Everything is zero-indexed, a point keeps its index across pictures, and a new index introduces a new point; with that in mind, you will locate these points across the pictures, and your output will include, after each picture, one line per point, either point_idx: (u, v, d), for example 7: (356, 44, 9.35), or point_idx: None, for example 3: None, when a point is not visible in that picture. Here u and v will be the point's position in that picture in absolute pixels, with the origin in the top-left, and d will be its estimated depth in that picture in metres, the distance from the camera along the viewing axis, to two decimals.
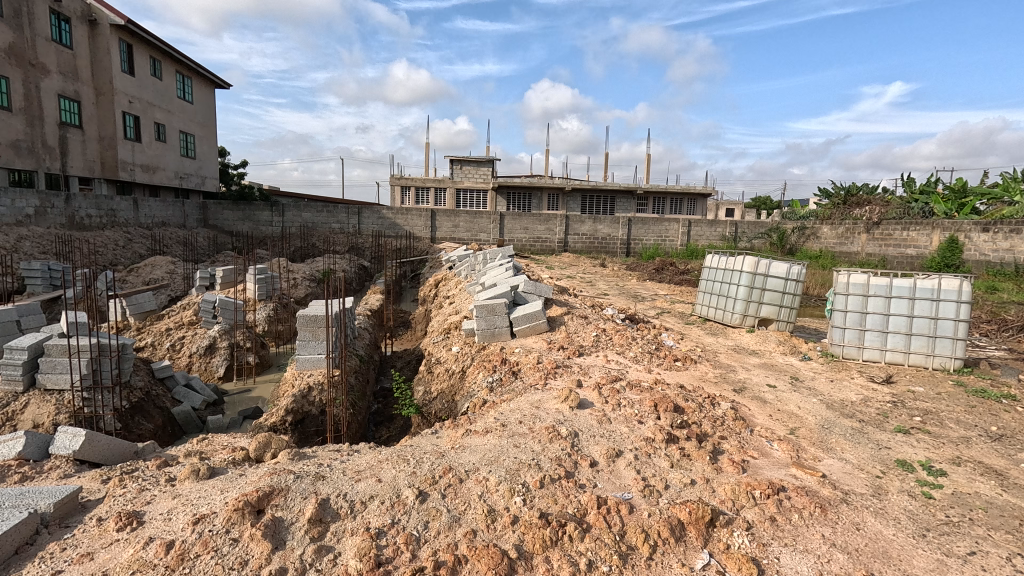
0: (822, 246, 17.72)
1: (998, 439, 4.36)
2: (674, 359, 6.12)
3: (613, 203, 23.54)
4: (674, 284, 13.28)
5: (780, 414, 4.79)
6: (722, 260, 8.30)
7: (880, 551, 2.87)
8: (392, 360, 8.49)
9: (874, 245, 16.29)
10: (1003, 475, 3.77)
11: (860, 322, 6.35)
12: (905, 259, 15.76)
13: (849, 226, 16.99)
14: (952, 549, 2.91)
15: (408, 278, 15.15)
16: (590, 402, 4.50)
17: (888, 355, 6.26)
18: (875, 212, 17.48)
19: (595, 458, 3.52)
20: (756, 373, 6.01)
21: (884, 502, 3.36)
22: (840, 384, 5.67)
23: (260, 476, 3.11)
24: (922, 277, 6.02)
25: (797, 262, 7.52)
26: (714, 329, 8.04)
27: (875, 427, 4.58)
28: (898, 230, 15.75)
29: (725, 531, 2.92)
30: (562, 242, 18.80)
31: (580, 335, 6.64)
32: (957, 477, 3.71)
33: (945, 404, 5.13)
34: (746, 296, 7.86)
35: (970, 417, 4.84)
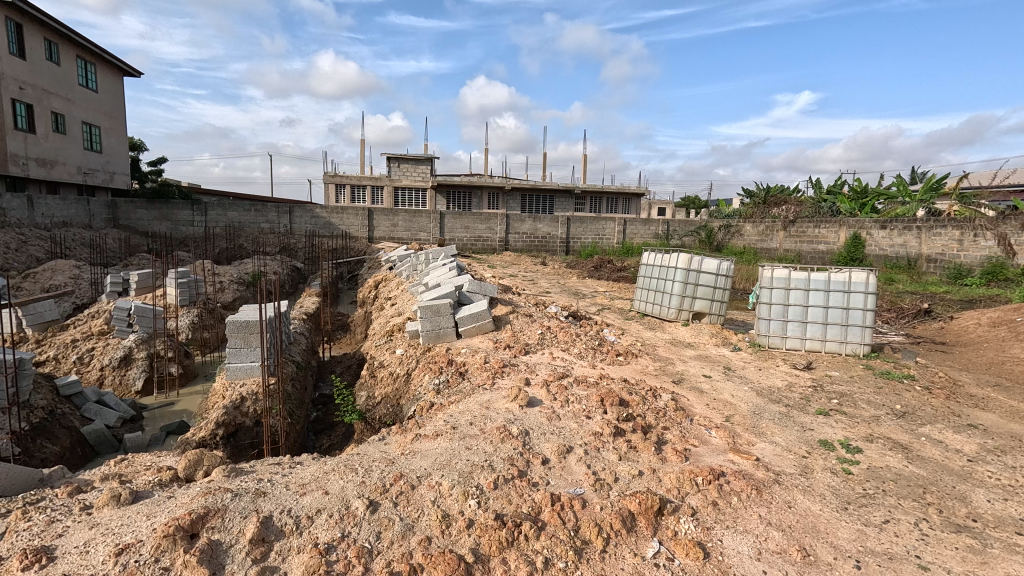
0: (745, 243, 19.04)
1: (902, 416, 4.84)
2: (616, 354, 6.31)
3: (552, 203, 24.01)
4: (612, 281, 13.75)
5: (716, 402, 5.06)
6: (658, 257, 8.65)
7: (809, 526, 3.09)
8: (332, 366, 8.17)
9: (790, 242, 17.63)
10: (909, 449, 4.17)
11: (783, 314, 6.83)
12: (817, 255, 17.06)
13: (769, 225, 18.37)
14: (869, 519, 3.18)
15: (346, 280, 14.65)
16: (539, 400, 4.51)
17: (808, 343, 6.75)
18: (790, 212, 18.90)
19: (546, 455, 3.55)
20: (693, 364, 6.31)
21: (811, 480, 3.63)
22: (767, 371, 6.08)
23: (192, 497, 2.86)
24: (835, 271, 6.58)
25: (727, 258, 7.96)
26: (652, 323, 8.35)
27: (800, 410, 4.94)
28: (811, 228, 17.09)
29: (672, 518, 3.04)
30: (503, 240, 18.87)
31: (526, 333, 6.69)
32: (870, 453, 4.07)
33: (858, 386, 5.63)
34: (681, 291, 8.23)
35: (878, 397, 5.34)
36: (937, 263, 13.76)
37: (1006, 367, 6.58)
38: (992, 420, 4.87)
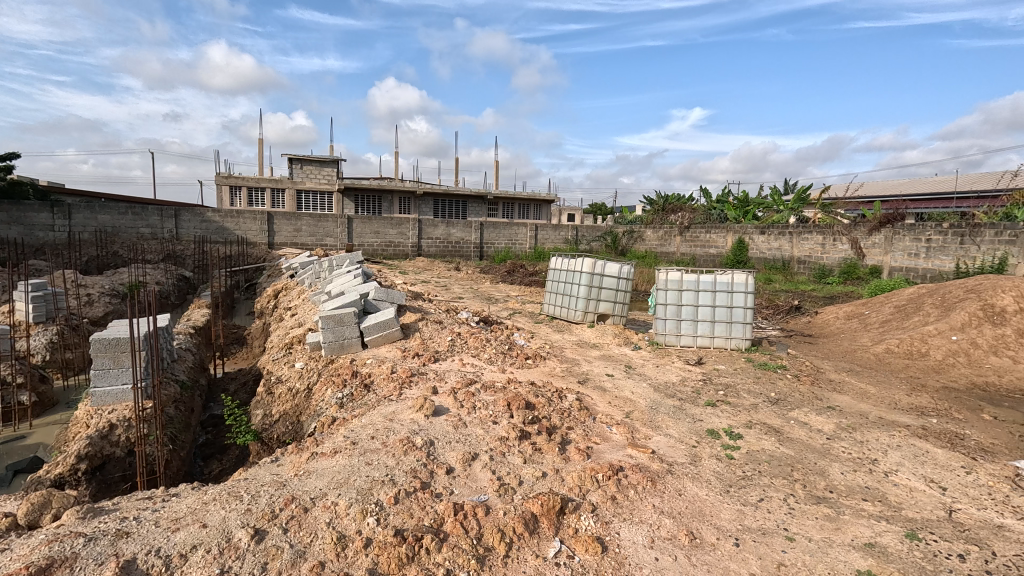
0: (647, 247, 20.47)
1: (776, 403, 5.40)
2: (525, 358, 6.42)
3: (465, 208, 24.03)
4: (525, 285, 14.05)
5: (617, 400, 5.32)
6: (565, 261, 8.95)
7: (697, 511, 3.33)
8: (224, 384, 7.50)
9: (685, 246, 19.13)
10: (780, 432, 4.66)
11: (677, 313, 7.35)
12: (709, 258, 18.63)
13: (667, 231, 19.85)
14: (747, 499, 3.50)
15: (243, 289, 13.58)
16: (445, 408, 4.45)
17: (699, 340, 7.31)
18: (685, 219, 20.48)
19: (451, 464, 3.51)
20: (597, 364, 6.59)
21: (699, 467, 3.92)
22: (663, 368, 6.51)
23: (34, 547, 2.47)
24: (720, 272, 7.20)
25: (627, 262, 8.42)
26: (560, 325, 8.61)
27: (691, 403, 5.34)
28: (703, 233, 18.64)
29: (573, 516, 3.13)
30: (415, 246, 18.52)
31: (436, 340, 6.60)
32: (749, 438, 4.49)
33: (740, 377, 6.19)
34: (587, 294, 8.57)
35: (757, 386, 5.92)
36: (807, 264, 15.50)
37: (858, 353, 7.60)
38: (846, 401, 5.59)
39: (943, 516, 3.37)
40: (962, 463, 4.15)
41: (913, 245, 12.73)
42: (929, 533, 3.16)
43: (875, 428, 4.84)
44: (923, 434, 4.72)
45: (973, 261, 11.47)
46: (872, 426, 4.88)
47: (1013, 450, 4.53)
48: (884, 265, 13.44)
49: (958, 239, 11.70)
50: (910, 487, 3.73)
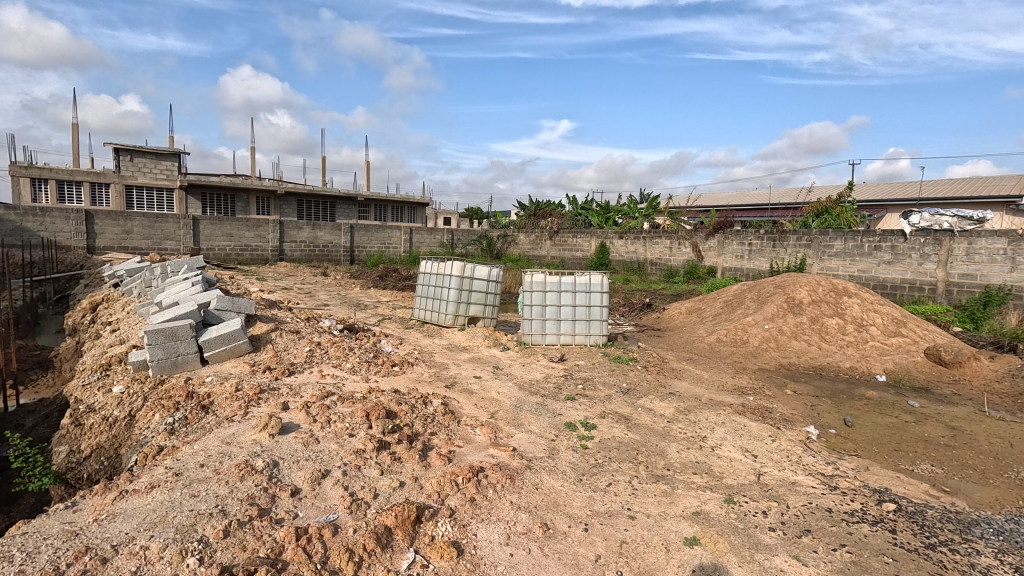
0: (520, 251, 21.24)
1: (627, 393, 5.87)
2: (391, 365, 6.21)
3: (333, 210, 22.69)
4: (397, 290, 13.65)
5: (483, 401, 5.38)
6: (434, 265, 8.85)
7: (551, 502, 3.47)
8: (16, 418, 6.14)
9: (555, 250, 20.20)
10: (629, 419, 5.07)
11: (542, 313, 7.67)
12: (576, 261, 19.86)
13: (538, 235, 20.74)
14: (597, 485, 3.74)
15: (49, 302, 11.30)
16: (296, 424, 4.11)
17: (562, 338, 7.71)
18: (554, 224, 21.56)
19: (297, 485, 3.24)
20: (465, 367, 6.61)
21: (556, 460, 4.10)
22: (529, 367, 6.73)
23: None
24: (579, 274, 7.67)
25: (496, 265, 8.58)
26: (431, 330, 8.49)
27: (553, 398, 5.58)
28: (570, 238, 19.83)
29: (430, 524, 3.07)
30: (277, 249, 17.00)
31: (291, 352, 6.09)
32: (602, 427, 4.81)
33: (598, 371, 6.64)
34: (457, 297, 8.56)
35: (612, 378, 6.39)
36: (658, 265, 17.16)
37: (696, 344, 8.60)
38: (684, 387, 6.27)
39: (754, 480, 3.91)
40: (769, 433, 4.88)
41: (739, 248, 14.77)
42: (742, 495, 3.64)
43: (706, 409, 5.49)
44: (742, 411, 5.47)
45: (782, 262, 13.65)
46: (704, 407, 5.53)
47: (806, 418, 5.44)
48: (718, 266, 15.40)
49: (771, 243, 13.85)
50: (730, 458, 4.28)
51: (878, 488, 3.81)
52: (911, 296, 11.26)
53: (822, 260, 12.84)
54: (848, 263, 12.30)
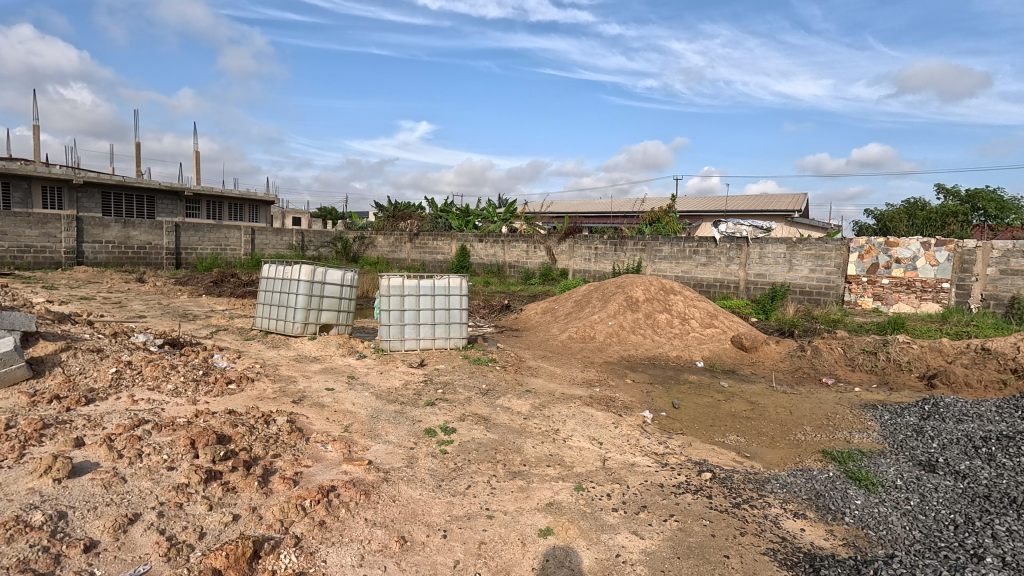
0: (378, 254, 20.33)
1: (486, 393, 5.96)
2: (226, 383, 5.48)
3: (152, 205, 19.43)
4: (236, 297, 12.18)
5: (336, 414, 5.02)
6: (279, 269, 8.05)
7: (409, 513, 3.36)
8: None
9: (415, 252, 19.90)
10: (488, 419, 5.14)
11: (400, 318, 7.44)
12: (436, 264, 19.78)
13: (397, 237, 20.16)
14: (456, 489, 3.72)
15: None
16: (94, 464, 3.40)
17: (422, 343, 7.55)
18: (413, 226, 21.21)
19: (93, 539, 2.68)
20: (316, 379, 6.11)
21: (414, 469, 3.98)
22: (387, 374, 6.47)
23: None
24: (438, 277, 7.57)
25: (350, 269, 8.08)
26: (276, 341, 7.71)
27: (412, 405, 5.42)
28: (430, 240, 19.71)
29: (271, 557, 2.76)
30: (74, 252, 14.28)
31: (90, 376, 5.04)
32: (462, 430, 4.80)
33: (458, 374, 6.63)
34: (306, 304, 7.88)
35: (471, 380, 6.43)
36: (515, 268, 17.82)
37: (550, 342, 9.11)
38: (539, 384, 6.59)
39: (600, 466, 4.23)
40: (613, 420, 5.34)
41: (587, 252, 16.02)
42: (590, 482, 3.91)
43: (559, 403, 5.82)
44: (590, 402, 5.91)
45: (622, 264, 15.13)
46: (557, 401, 5.86)
47: (643, 404, 6.08)
48: (570, 268, 16.52)
49: (613, 248, 15.28)
50: (580, 448, 4.58)
51: (699, 460, 4.40)
52: (721, 293, 13.32)
53: (655, 262, 14.52)
54: (674, 265, 14.11)
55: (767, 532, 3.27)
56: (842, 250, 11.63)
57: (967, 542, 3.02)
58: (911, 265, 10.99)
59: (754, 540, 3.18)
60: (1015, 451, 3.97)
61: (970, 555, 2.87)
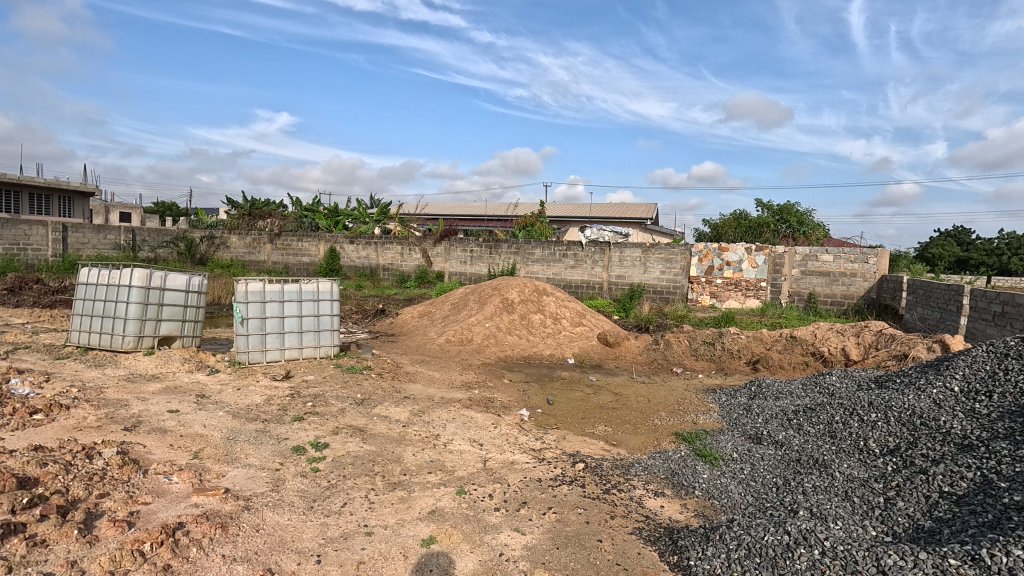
0: (232, 255, 18.99)
1: (361, 403, 5.66)
2: (30, 414, 4.49)
3: None
4: (42, 307, 10.07)
5: (183, 439, 4.39)
6: (103, 273, 6.80)
7: (276, 541, 3.05)
8: None
9: (277, 254, 18.53)
10: (364, 430, 4.88)
11: (261, 327, 6.76)
12: (302, 266, 18.45)
13: (254, 238, 18.81)
14: (330, 508, 3.47)
15: None
16: None
17: (287, 353, 6.94)
18: (274, 226, 19.48)
19: None
20: (155, 401, 5.28)
21: (281, 492, 3.63)
22: (246, 390, 5.82)
23: None
24: (305, 281, 7.00)
25: (197, 272, 7.07)
26: (100, 359, 6.51)
27: (276, 422, 4.94)
28: (294, 241, 18.37)
29: None
30: None
31: None
32: (335, 444, 4.49)
33: (329, 385, 6.20)
34: (139, 313, 6.74)
35: (345, 390, 6.05)
36: (389, 271, 17.25)
37: (427, 346, 8.98)
38: (418, 389, 6.45)
39: (481, 467, 4.26)
40: (492, 421, 5.43)
41: (463, 255, 16.11)
42: (472, 484, 3.92)
43: (438, 408, 5.75)
44: (469, 404, 5.93)
45: (497, 266, 15.49)
46: (436, 406, 5.79)
47: (520, 403, 6.27)
48: (445, 271, 16.46)
49: (488, 250, 15.59)
50: (461, 451, 4.57)
51: (572, 453, 4.65)
52: (587, 293, 14.30)
53: (527, 265, 15.09)
54: (545, 268, 14.82)
55: (633, 513, 3.57)
56: (686, 254, 13.20)
57: (786, 500, 3.60)
58: (738, 267, 12.82)
59: (622, 522, 3.45)
60: (816, 420, 4.85)
61: (788, 510, 3.43)
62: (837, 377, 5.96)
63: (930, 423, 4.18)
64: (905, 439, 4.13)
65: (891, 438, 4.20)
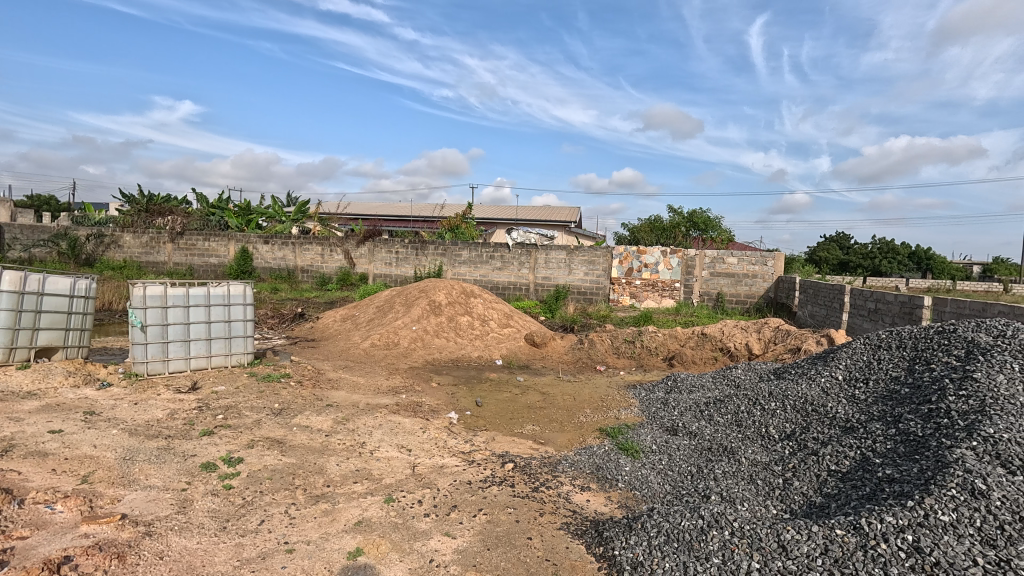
0: (126, 255, 17.64)
1: (279, 413, 5.34)
2: None
3: None
4: None
5: (68, 463, 3.90)
6: None
7: (183, 568, 2.81)
8: None
9: (180, 254, 17.13)
10: (282, 442, 4.61)
11: (162, 335, 6.17)
12: (208, 267, 17.13)
13: (152, 237, 17.44)
14: (246, 528, 3.24)
15: None
16: None
17: (193, 363, 6.38)
18: (176, 224, 17.89)
19: None
20: (33, 421, 4.65)
21: (189, 514, 3.33)
22: (145, 405, 5.28)
23: None
24: (214, 284, 6.49)
25: (85, 276, 6.43)
26: None
27: (182, 438, 4.53)
28: (200, 241, 17.01)
29: None
30: None
31: None
32: (250, 459, 4.20)
33: (242, 395, 5.78)
34: (11, 322, 5.88)
35: (260, 400, 5.68)
36: (309, 273, 16.40)
37: (351, 351, 8.65)
38: (341, 396, 6.19)
39: (409, 473, 4.18)
40: (420, 426, 5.34)
41: (388, 256, 15.68)
42: (400, 491, 3.83)
43: (363, 415, 5.56)
44: (396, 410, 5.79)
45: (423, 268, 15.26)
46: (361, 413, 5.59)
47: (448, 406, 6.22)
48: (369, 273, 15.94)
49: (414, 252, 15.30)
50: (388, 458, 4.45)
51: (501, 453, 4.69)
52: (514, 295, 14.47)
53: (454, 267, 15.00)
54: (472, 270, 14.81)
55: (561, 509, 3.67)
56: (608, 256, 13.74)
57: (699, 486, 3.86)
58: (655, 269, 13.59)
59: (550, 518, 3.53)
60: (724, 411, 5.25)
61: (702, 496, 3.68)
62: (741, 370, 6.49)
63: (819, 409, 4.66)
64: (799, 425, 4.59)
65: (788, 424, 4.64)
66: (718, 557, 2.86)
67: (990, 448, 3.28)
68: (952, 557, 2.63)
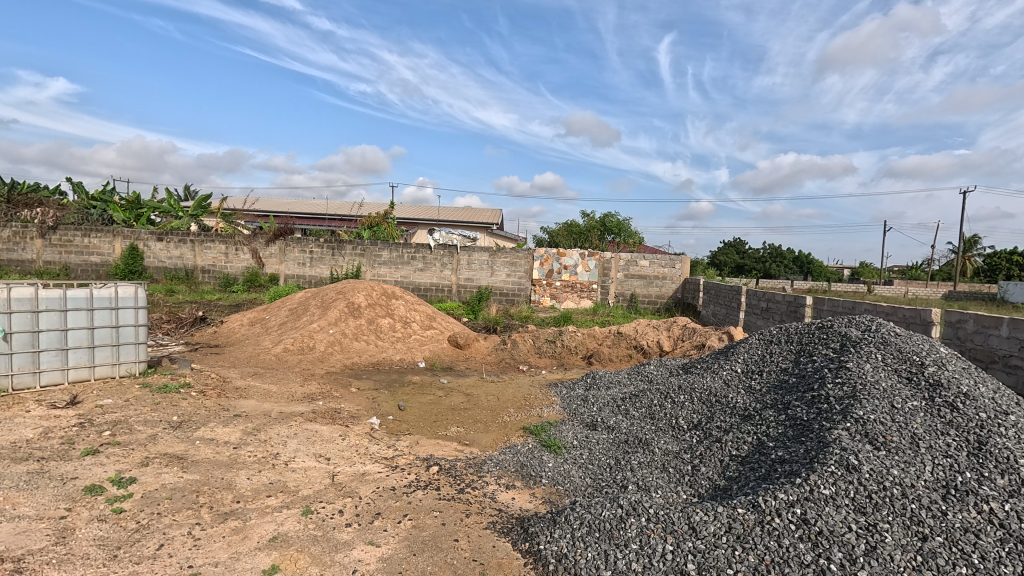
0: None
1: (178, 427, 4.87)
2: None
3: None
4: None
5: None
6: None
7: None
8: None
9: (52, 252, 15.12)
10: (183, 458, 4.21)
11: (31, 343, 5.39)
12: (88, 267, 15.26)
13: (17, 231, 15.26)
14: (142, 554, 2.93)
15: None
16: None
17: (72, 373, 5.66)
18: (46, 217, 15.74)
19: None
20: None
21: (70, 544, 2.95)
22: (10, 424, 4.59)
23: None
24: (98, 285, 5.79)
25: None
26: None
27: (58, 460, 3.99)
28: (78, 236, 15.11)
29: None
30: None
31: None
32: (145, 478, 3.80)
33: (134, 408, 5.20)
34: None
35: (155, 413, 5.15)
36: (211, 273, 15.12)
37: (261, 357, 8.09)
38: (250, 406, 5.77)
39: (328, 483, 3.99)
40: (340, 433, 5.13)
41: (301, 256, 14.86)
42: (318, 502, 3.65)
43: (276, 424, 5.23)
44: (313, 417, 5.51)
45: (340, 269, 14.63)
46: (274, 423, 5.25)
47: (369, 411, 6.02)
48: (280, 273, 15.01)
49: (330, 252, 14.61)
50: (305, 468, 4.23)
51: (426, 457, 4.62)
52: (437, 296, 14.32)
53: (374, 267, 14.55)
54: (393, 271, 14.45)
55: (487, 509, 3.70)
56: (530, 258, 14.01)
57: (618, 478, 4.05)
58: (574, 270, 14.04)
59: (477, 518, 3.55)
60: (639, 405, 5.55)
61: (620, 487, 3.86)
62: (654, 366, 6.91)
63: (722, 401, 5.07)
64: (705, 415, 4.96)
65: (696, 414, 5.01)
66: (636, 543, 3.02)
67: (861, 428, 3.76)
68: (832, 526, 2.98)
